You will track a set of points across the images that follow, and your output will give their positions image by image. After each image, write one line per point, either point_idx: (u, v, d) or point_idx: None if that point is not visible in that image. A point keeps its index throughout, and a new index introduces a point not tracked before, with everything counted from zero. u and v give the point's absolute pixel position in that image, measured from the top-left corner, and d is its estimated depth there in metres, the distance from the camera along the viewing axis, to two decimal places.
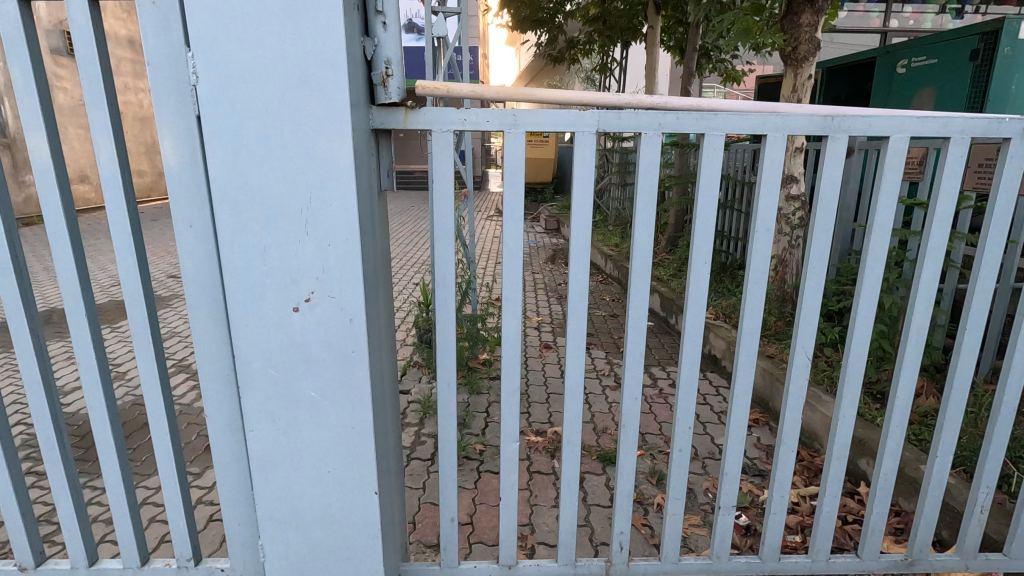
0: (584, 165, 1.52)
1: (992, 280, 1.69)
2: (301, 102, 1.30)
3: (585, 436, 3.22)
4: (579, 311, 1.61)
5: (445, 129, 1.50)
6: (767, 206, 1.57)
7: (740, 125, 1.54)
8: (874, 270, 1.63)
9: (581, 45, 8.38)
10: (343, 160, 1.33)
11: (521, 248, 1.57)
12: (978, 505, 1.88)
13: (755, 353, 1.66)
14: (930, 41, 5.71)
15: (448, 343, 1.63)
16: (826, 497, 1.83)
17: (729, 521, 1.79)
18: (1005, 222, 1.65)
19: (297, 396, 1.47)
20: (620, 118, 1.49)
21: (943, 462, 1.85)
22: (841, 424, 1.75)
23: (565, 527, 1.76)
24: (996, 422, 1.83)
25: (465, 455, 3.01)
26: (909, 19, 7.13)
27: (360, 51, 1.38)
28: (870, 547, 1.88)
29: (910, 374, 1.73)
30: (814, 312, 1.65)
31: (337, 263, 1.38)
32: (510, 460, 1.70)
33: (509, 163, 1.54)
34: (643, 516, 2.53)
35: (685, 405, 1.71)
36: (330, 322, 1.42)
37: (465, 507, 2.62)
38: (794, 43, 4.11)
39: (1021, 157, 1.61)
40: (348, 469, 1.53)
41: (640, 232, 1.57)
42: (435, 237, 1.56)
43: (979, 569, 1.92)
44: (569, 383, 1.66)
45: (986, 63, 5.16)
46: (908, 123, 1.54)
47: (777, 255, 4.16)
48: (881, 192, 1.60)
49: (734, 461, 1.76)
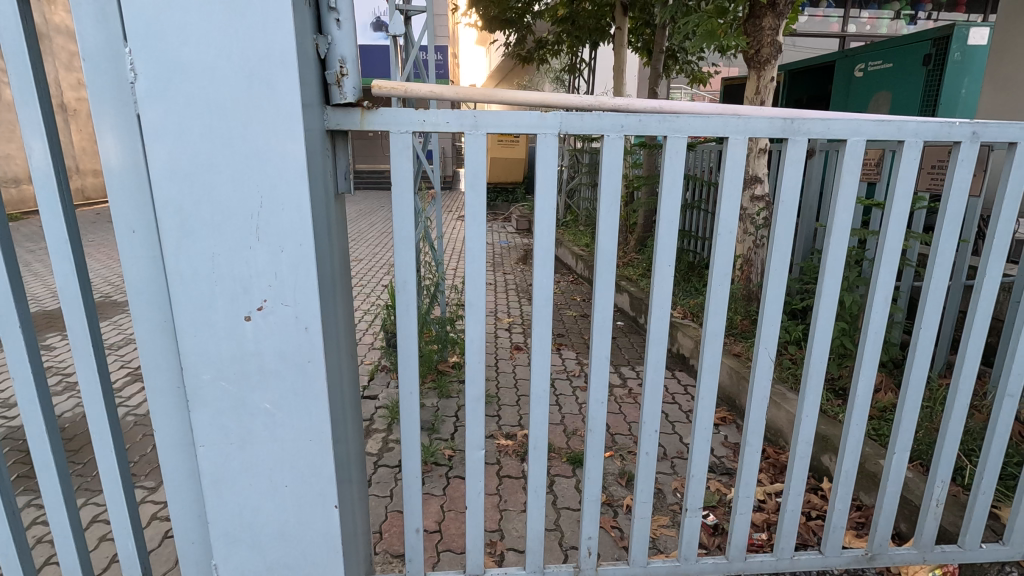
0: (546, 167, 1.50)
1: (944, 279, 1.73)
2: (250, 103, 1.24)
3: (555, 437, 3.21)
4: (544, 315, 1.58)
5: (403, 130, 1.46)
6: (729, 206, 1.57)
7: (703, 127, 1.53)
8: (834, 269, 1.65)
9: (550, 46, 8.41)
10: (295, 163, 1.28)
11: (484, 252, 1.54)
12: (934, 500, 1.93)
13: (719, 355, 1.66)
14: (887, 45, 5.89)
15: (410, 349, 1.59)
16: (790, 495, 1.85)
17: (696, 523, 1.80)
18: (955, 223, 1.69)
19: (250, 409, 1.41)
20: (583, 120, 1.47)
21: (900, 458, 1.89)
22: (804, 422, 1.77)
23: (533, 534, 1.74)
24: (951, 418, 1.88)
25: (433, 461, 2.97)
26: (866, 24, 7.47)
27: (313, 49, 1.32)
28: (833, 543, 1.91)
29: (870, 372, 1.77)
30: (777, 311, 1.66)
31: (291, 270, 1.33)
32: (476, 468, 1.68)
33: (470, 164, 1.50)
34: (612, 518, 2.52)
35: (651, 407, 1.70)
36: (284, 331, 1.37)
37: (433, 514, 2.57)
38: (757, 46, 4.17)
39: (970, 160, 1.65)
40: (306, 483, 1.48)
41: (604, 235, 1.55)
42: (395, 241, 1.52)
43: (936, 561, 1.98)
44: (535, 388, 1.63)
45: (938, 67, 5.32)
46: (864, 127, 1.56)
47: (742, 254, 4.22)
48: (840, 193, 1.61)
49: (700, 464, 1.76)
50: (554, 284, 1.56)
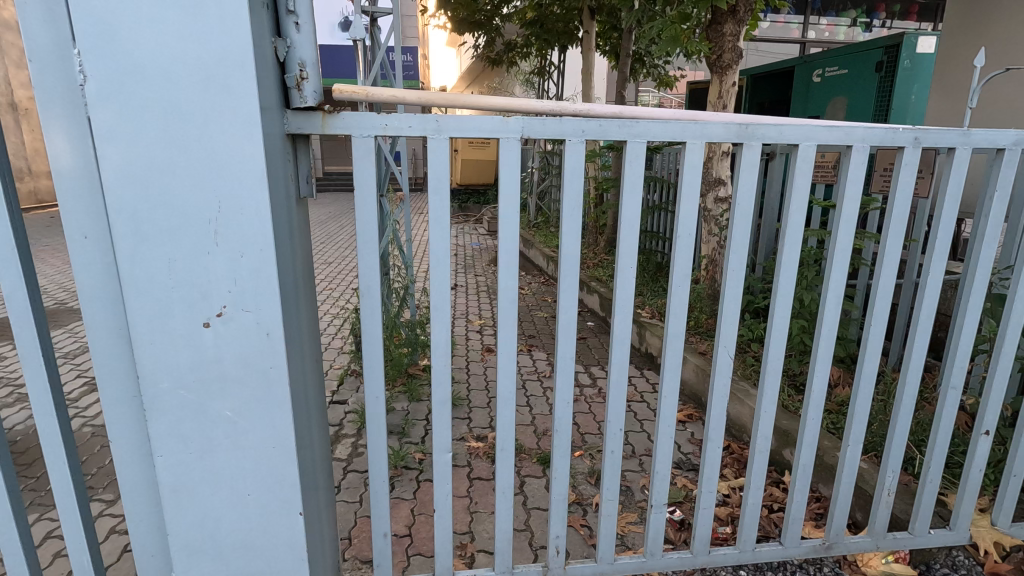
0: (509, 171, 1.52)
1: (892, 277, 1.82)
2: (207, 106, 1.22)
3: (526, 438, 3.22)
4: (510, 317, 1.60)
5: (365, 134, 1.46)
6: (688, 208, 1.61)
7: (662, 132, 1.57)
8: (789, 269, 1.72)
9: (518, 49, 8.47)
10: (254, 166, 1.27)
11: (448, 255, 1.55)
12: (886, 489, 2.01)
13: (680, 354, 1.70)
14: (842, 52, 6.09)
15: (375, 352, 1.59)
16: (751, 489, 1.90)
17: (661, 520, 1.85)
18: (901, 224, 1.77)
19: (211, 417, 1.39)
20: (544, 124, 1.49)
21: (854, 450, 1.97)
22: (763, 416, 1.83)
23: (502, 535, 1.77)
24: (900, 410, 1.97)
25: (403, 465, 2.95)
26: (825, 30, 7.86)
27: (271, 52, 1.31)
28: (792, 534, 1.98)
29: (823, 368, 1.84)
30: (735, 310, 1.72)
31: (251, 276, 1.31)
32: (443, 470, 1.69)
33: (434, 168, 1.51)
34: (581, 516, 2.54)
35: (616, 406, 1.73)
36: (245, 338, 1.35)
37: (403, 518, 2.55)
38: (718, 52, 4.26)
39: (914, 164, 1.73)
40: (270, 490, 1.46)
41: (567, 237, 1.58)
42: (358, 246, 1.52)
43: (889, 548, 2.06)
44: (501, 390, 1.65)
45: (889, 74, 5.55)
46: (815, 132, 1.63)
47: (707, 254, 4.30)
48: (793, 196, 1.68)
49: (664, 461, 1.80)
50: (519, 287, 1.58)
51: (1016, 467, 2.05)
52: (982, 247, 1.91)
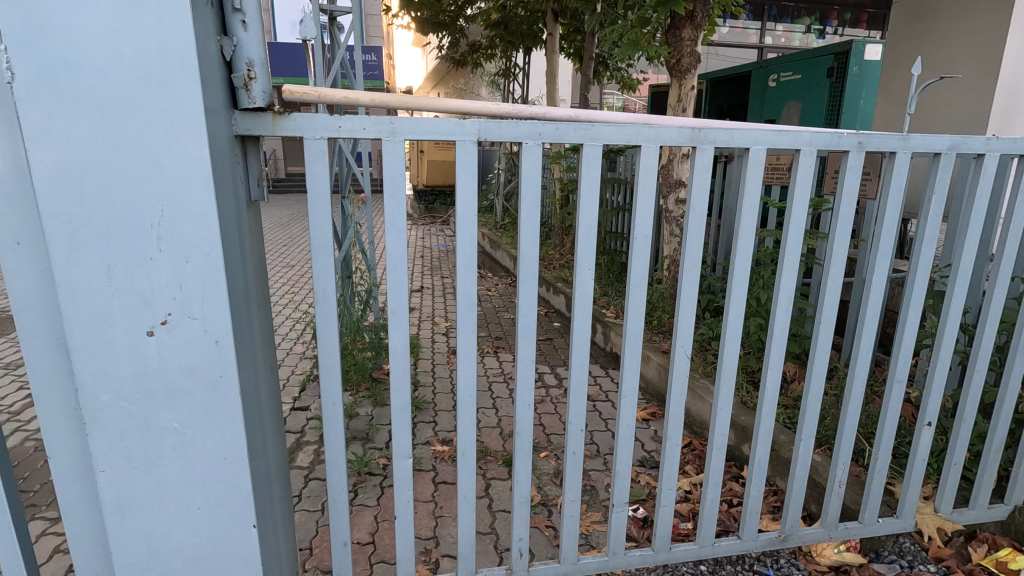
0: (466, 174, 1.51)
1: (840, 276, 1.89)
2: (147, 106, 1.17)
3: (491, 440, 3.22)
4: (469, 321, 1.60)
5: (317, 136, 1.43)
6: (644, 210, 1.64)
7: (618, 135, 1.59)
8: (742, 269, 1.77)
9: (483, 50, 8.46)
10: (198, 169, 1.22)
11: (406, 259, 1.53)
12: (837, 481, 2.09)
13: (639, 354, 1.72)
14: (796, 58, 6.29)
15: (332, 359, 1.57)
16: (710, 485, 1.94)
17: (622, 518, 1.87)
18: (847, 226, 1.84)
19: (156, 429, 1.33)
20: (501, 128, 1.49)
21: (806, 444, 2.03)
22: (719, 413, 1.88)
23: (465, 539, 1.76)
24: (849, 404, 2.05)
25: (367, 471, 2.90)
26: (781, 36, 8.17)
27: (217, 51, 1.27)
28: (749, 528, 2.03)
29: (776, 366, 1.90)
30: (691, 310, 1.75)
31: (197, 283, 1.27)
32: (403, 476, 1.67)
33: (390, 172, 1.49)
34: (546, 517, 2.54)
35: (576, 407, 1.74)
36: (191, 346, 1.30)
37: (366, 526, 2.51)
38: (678, 56, 4.35)
39: (858, 168, 1.80)
40: (221, 503, 1.41)
41: (526, 240, 1.58)
42: (312, 251, 1.49)
43: (840, 538, 2.14)
44: (462, 394, 1.64)
45: (840, 80, 5.75)
46: (764, 137, 1.67)
47: (669, 255, 4.38)
48: (745, 198, 1.72)
49: (625, 461, 1.83)
50: (478, 290, 1.58)
51: (955, 456, 2.16)
52: (922, 247, 1.99)
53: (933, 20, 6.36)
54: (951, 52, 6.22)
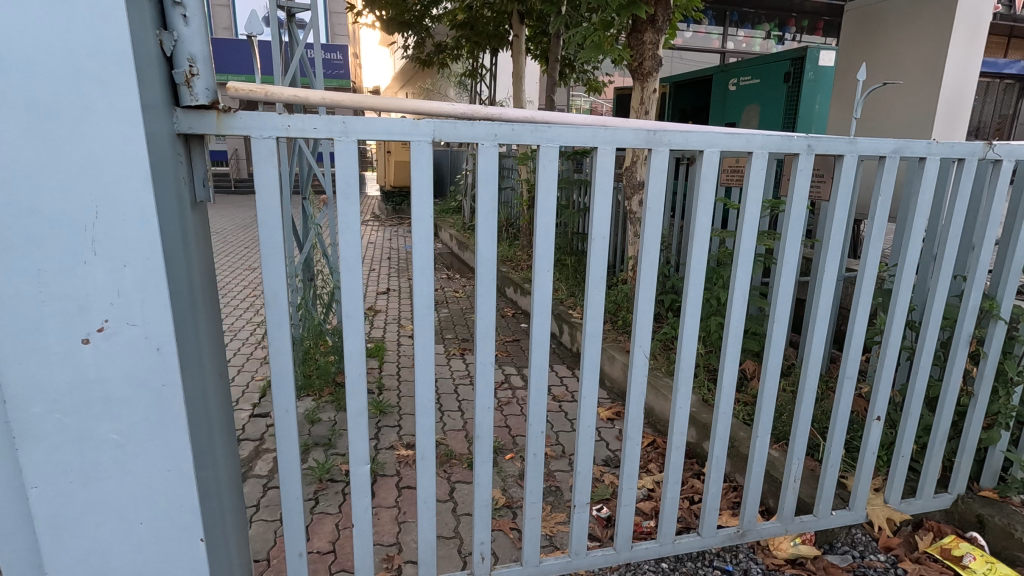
0: (422, 174, 1.49)
1: (792, 275, 1.93)
2: (79, 102, 1.12)
3: (457, 443, 3.19)
4: (426, 324, 1.58)
5: (265, 135, 1.39)
6: (602, 211, 1.64)
7: (574, 136, 1.59)
8: (699, 270, 1.80)
9: (449, 51, 8.42)
10: (136, 167, 1.17)
11: (360, 261, 1.51)
12: (792, 476, 2.14)
13: (598, 355, 1.74)
14: (755, 63, 6.45)
15: (284, 366, 1.53)
16: (670, 483, 1.97)
17: (584, 518, 1.88)
18: (798, 227, 1.90)
19: (94, 442, 1.27)
20: (455, 128, 1.48)
21: (763, 440, 2.08)
22: (677, 412, 1.90)
23: (425, 545, 1.74)
24: (803, 400, 2.10)
25: (329, 478, 2.84)
26: (742, 41, 8.41)
27: (155, 46, 1.22)
28: (709, 524, 2.07)
29: (731, 363, 1.94)
30: (649, 310, 1.77)
31: (137, 287, 1.22)
32: (360, 482, 1.64)
33: (342, 173, 1.47)
34: (511, 519, 2.53)
35: (537, 408, 1.74)
36: (130, 353, 1.25)
37: (326, 534, 2.45)
38: (639, 59, 4.40)
39: (807, 170, 1.85)
40: (166, 518, 1.36)
41: (483, 242, 1.57)
42: (262, 253, 1.44)
43: (796, 531, 2.19)
44: (420, 398, 1.62)
45: (796, 85, 5.94)
46: (718, 139, 1.70)
47: (632, 255, 4.42)
48: (699, 200, 1.75)
49: (585, 462, 1.84)
50: (435, 292, 1.56)
51: (903, 448, 2.24)
52: (871, 246, 2.06)
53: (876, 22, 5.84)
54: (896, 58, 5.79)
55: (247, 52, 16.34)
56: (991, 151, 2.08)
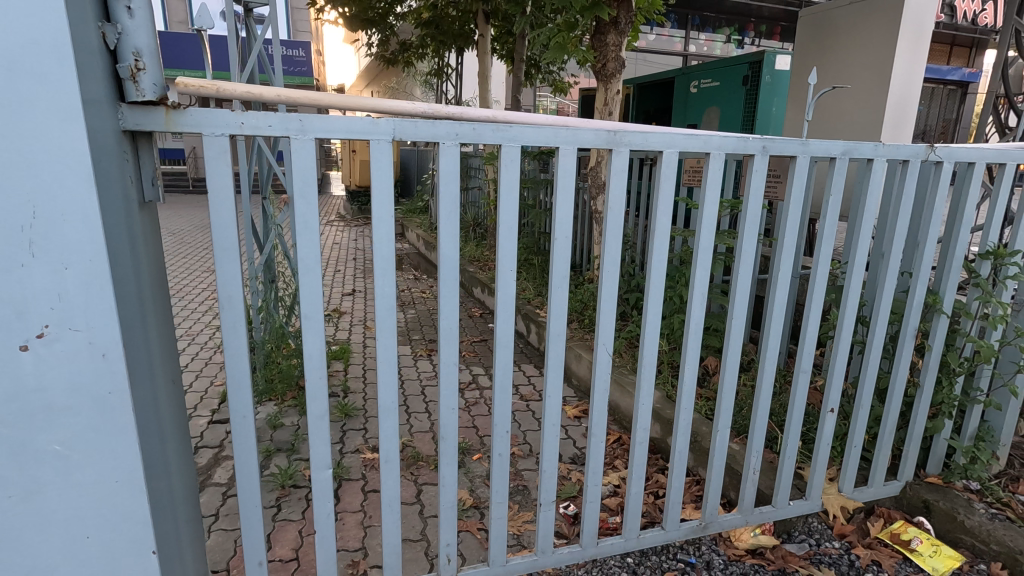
0: (381, 173, 1.47)
1: (749, 273, 1.99)
2: (16, 97, 1.06)
3: (424, 445, 3.17)
4: (388, 325, 1.56)
5: (217, 133, 1.35)
6: (563, 211, 1.66)
7: (535, 136, 1.60)
8: (659, 269, 1.83)
9: (414, 49, 8.33)
10: (78, 165, 1.12)
11: (320, 262, 1.48)
12: (751, 468, 2.20)
13: (562, 353, 1.75)
14: (715, 66, 6.62)
15: (240, 371, 1.48)
16: (634, 478, 2.00)
17: (550, 517, 1.89)
18: (754, 226, 1.95)
19: (35, 454, 1.21)
20: (416, 127, 1.47)
21: (723, 434, 2.13)
22: (640, 408, 1.93)
23: (390, 548, 1.72)
24: (761, 394, 2.16)
25: (291, 484, 2.77)
26: (704, 45, 8.62)
27: (97, 39, 1.16)
28: (672, 518, 2.11)
29: (691, 359, 1.98)
30: (611, 309, 1.79)
31: (80, 290, 1.16)
32: (322, 487, 1.61)
33: (300, 171, 1.43)
34: (478, 520, 2.52)
35: (502, 407, 1.74)
36: (73, 360, 1.19)
37: (289, 542, 2.40)
38: (603, 61, 4.44)
39: (762, 171, 1.90)
40: (115, 530, 1.31)
41: (445, 242, 1.56)
42: (216, 254, 1.40)
43: (756, 522, 2.25)
44: (383, 400, 1.61)
45: (754, 88, 6.15)
46: (676, 140, 1.73)
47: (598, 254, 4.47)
48: (659, 200, 1.78)
49: (550, 460, 1.85)
50: (397, 293, 1.54)
51: (856, 438, 2.33)
52: (824, 244, 2.13)
53: (828, 24, 5.44)
54: (837, 61, 5.42)
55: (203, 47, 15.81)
56: (932, 153, 2.17)
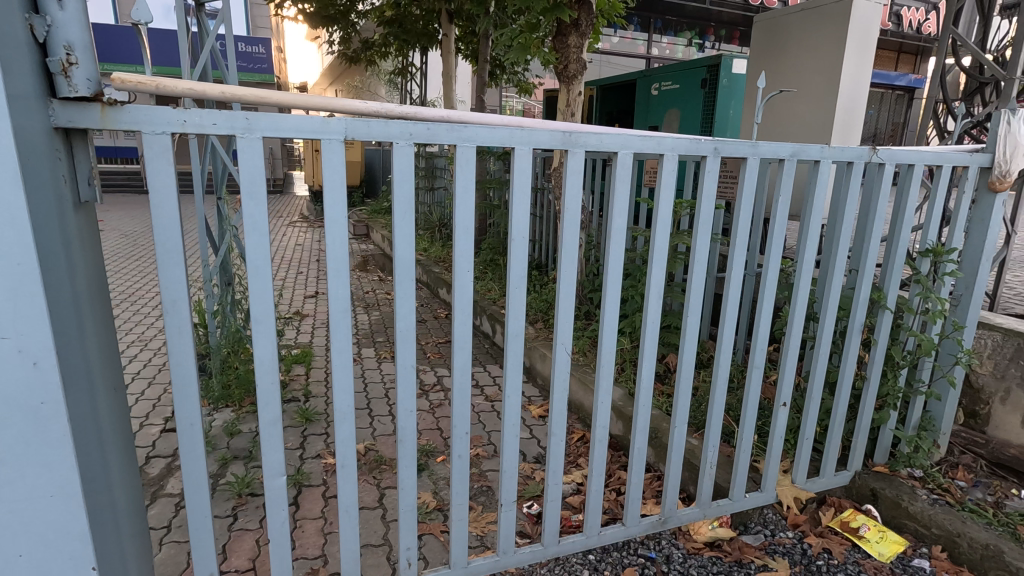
0: (333, 174, 1.45)
1: (703, 271, 2.03)
2: None
3: (387, 448, 3.12)
4: (343, 327, 1.54)
5: (159, 131, 1.30)
6: (520, 211, 1.66)
7: (490, 137, 1.60)
8: (616, 269, 1.85)
9: (377, 48, 8.22)
10: (4, 164, 1.07)
11: (269, 264, 1.45)
12: (708, 463, 2.24)
13: (521, 353, 1.75)
14: (674, 69, 6.74)
15: (187, 377, 1.43)
16: (594, 476, 2.01)
17: (511, 517, 1.89)
18: (707, 226, 2.00)
19: None
20: (367, 127, 1.44)
21: (680, 430, 2.17)
22: (599, 406, 1.95)
23: (348, 554, 1.69)
24: (717, 390, 2.21)
25: (249, 493, 2.70)
26: (666, 48, 8.86)
27: (24, 31, 1.10)
28: (633, 514, 2.14)
29: (649, 357, 2.01)
30: (569, 308, 1.81)
31: (8, 295, 1.11)
32: (275, 494, 1.57)
33: (247, 171, 1.40)
34: (441, 522, 2.50)
35: (461, 408, 1.73)
36: (2, 369, 1.14)
37: (245, 552, 2.33)
38: (565, 62, 4.47)
39: (715, 172, 1.95)
40: (50, 547, 1.25)
41: (400, 243, 1.55)
42: (158, 257, 1.35)
43: (713, 515, 2.31)
44: (338, 404, 1.58)
45: (712, 90, 6.29)
46: (631, 141, 1.76)
47: None
48: (615, 200, 1.80)
49: (510, 459, 1.85)
50: (351, 294, 1.52)
51: (807, 431, 2.40)
52: (774, 243, 2.19)
53: (781, 31, 5.66)
54: (790, 67, 5.61)
55: (158, 42, 15.29)
56: (876, 155, 2.25)
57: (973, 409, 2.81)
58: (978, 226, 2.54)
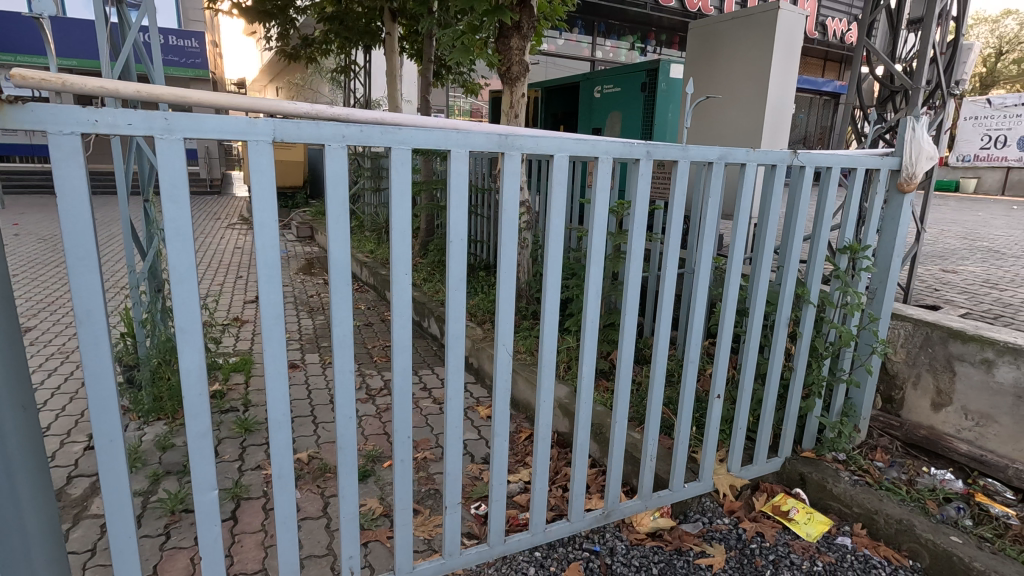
0: (262, 176, 1.40)
1: (639, 269, 2.09)
2: None
3: (332, 455, 3.05)
4: (276, 334, 1.49)
5: (67, 131, 1.22)
6: (456, 213, 1.66)
7: (425, 139, 1.59)
8: (554, 269, 1.88)
9: (318, 45, 8.01)
10: None
11: (194, 270, 1.39)
12: (649, 455, 2.32)
13: (462, 355, 1.76)
14: (616, 73, 6.94)
15: (105, 391, 1.36)
16: (538, 474, 2.04)
17: (456, 518, 1.89)
18: (641, 226, 2.05)
19: None
20: (297, 128, 1.41)
21: (621, 425, 2.23)
22: (540, 405, 1.98)
23: (286, 567, 1.65)
24: (656, 385, 2.28)
25: (183, 509, 2.57)
26: (609, 51, 9.03)
27: None
28: (577, 509, 2.18)
29: (589, 355, 2.06)
30: (510, 309, 1.82)
31: None
32: (207, 509, 1.51)
33: (168, 173, 1.33)
34: (387, 528, 2.47)
35: (402, 413, 1.71)
36: None
37: (179, 571, 2.22)
38: (508, 64, 4.45)
39: (648, 175, 2.01)
40: None
41: (334, 246, 1.52)
42: (69, 264, 1.27)
43: (655, 505, 2.38)
44: (273, 412, 1.53)
45: (652, 93, 6.51)
46: (566, 144, 1.79)
47: None
48: (552, 202, 1.83)
49: (454, 462, 1.85)
50: (283, 300, 1.48)
51: (740, 421, 2.52)
52: (705, 241, 2.28)
53: (714, 37, 5.83)
54: (722, 72, 5.81)
55: (78, 33, 14.33)
56: (796, 157, 2.39)
57: (889, 394, 3.02)
58: (890, 223, 2.73)
